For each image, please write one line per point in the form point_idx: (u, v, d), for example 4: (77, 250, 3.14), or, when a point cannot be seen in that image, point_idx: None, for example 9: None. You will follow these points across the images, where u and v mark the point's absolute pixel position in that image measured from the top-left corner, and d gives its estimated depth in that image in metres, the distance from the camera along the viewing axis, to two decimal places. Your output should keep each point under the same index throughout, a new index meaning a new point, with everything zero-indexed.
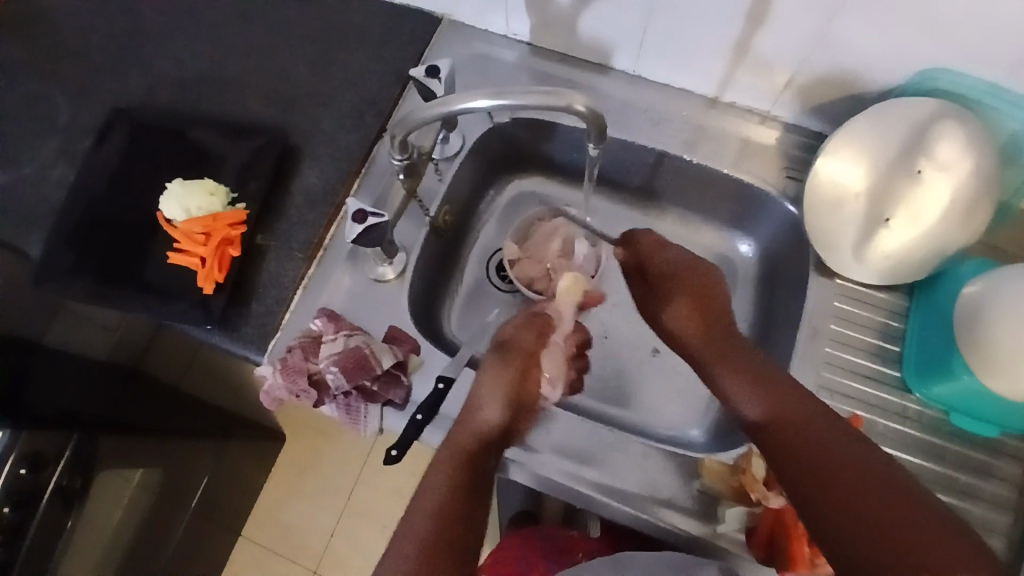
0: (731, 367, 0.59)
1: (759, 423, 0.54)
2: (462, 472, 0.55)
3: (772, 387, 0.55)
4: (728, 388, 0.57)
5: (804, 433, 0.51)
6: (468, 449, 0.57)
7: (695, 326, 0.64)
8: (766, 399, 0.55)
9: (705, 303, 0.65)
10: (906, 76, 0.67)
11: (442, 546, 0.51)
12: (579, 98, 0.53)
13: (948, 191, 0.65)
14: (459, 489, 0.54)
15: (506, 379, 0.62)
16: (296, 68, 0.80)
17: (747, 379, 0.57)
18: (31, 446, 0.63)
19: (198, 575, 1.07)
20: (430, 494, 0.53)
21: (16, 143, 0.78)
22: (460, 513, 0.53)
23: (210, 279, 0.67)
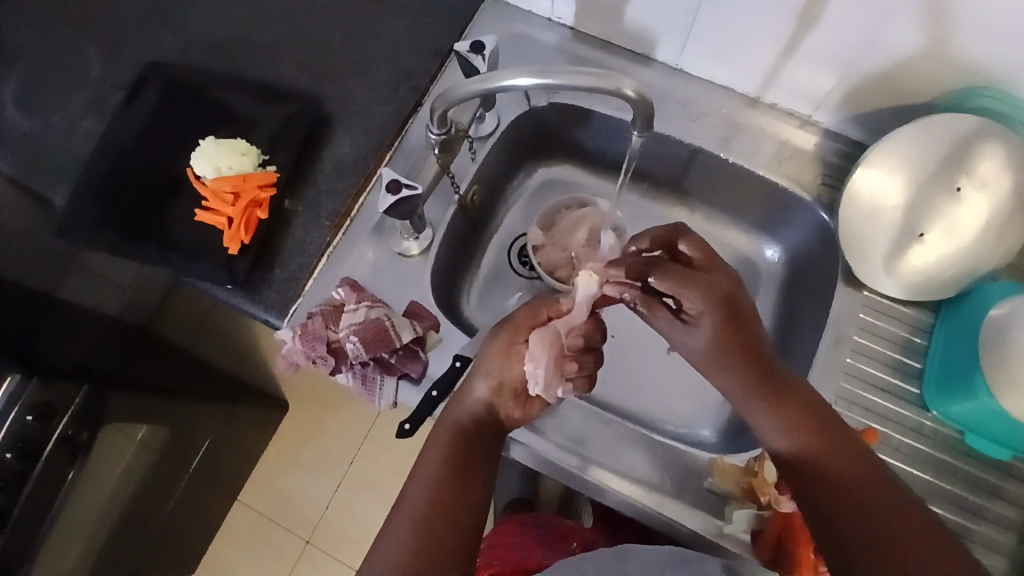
0: (763, 402, 0.53)
1: (790, 459, 0.52)
2: (460, 452, 0.53)
3: (804, 421, 0.52)
4: (761, 426, 0.54)
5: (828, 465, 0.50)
6: (467, 427, 0.55)
7: (729, 360, 0.53)
8: (801, 436, 0.52)
9: (743, 328, 0.54)
10: (951, 90, 0.66)
11: (435, 526, 0.50)
12: (628, 82, 0.53)
13: (985, 208, 0.65)
14: (457, 473, 0.52)
15: (494, 351, 0.57)
16: (335, 35, 0.80)
17: (780, 419, 0.52)
18: (41, 396, 0.65)
19: (195, 536, 1.08)
20: (431, 472, 0.52)
21: (49, 89, 0.77)
22: (457, 493, 0.52)
23: (236, 239, 0.67)
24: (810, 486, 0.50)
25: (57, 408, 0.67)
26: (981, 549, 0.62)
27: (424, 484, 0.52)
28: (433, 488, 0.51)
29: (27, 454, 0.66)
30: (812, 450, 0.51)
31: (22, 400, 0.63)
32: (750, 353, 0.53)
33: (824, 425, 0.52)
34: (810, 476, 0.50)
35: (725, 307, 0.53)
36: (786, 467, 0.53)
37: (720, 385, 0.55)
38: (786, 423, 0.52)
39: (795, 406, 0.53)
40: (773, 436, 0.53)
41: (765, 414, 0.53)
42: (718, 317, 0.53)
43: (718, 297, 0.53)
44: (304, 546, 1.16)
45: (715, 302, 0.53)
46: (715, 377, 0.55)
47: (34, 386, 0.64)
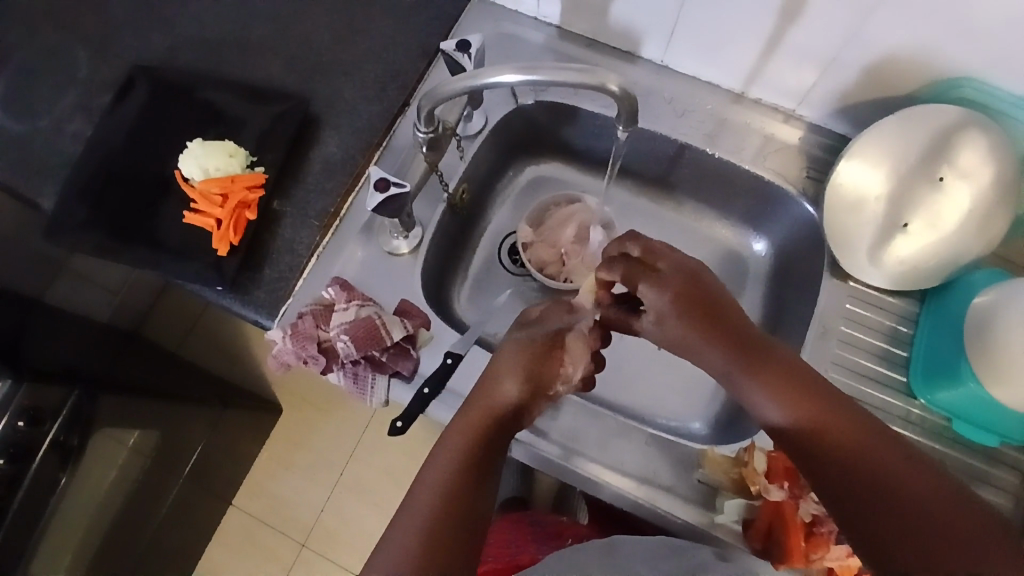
0: (752, 372, 0.51)
1: (789, 432, 0.49)
2: (474, 453, 0.50)
3: (793, 390, 0.50)
4: (753, 400, 0.52)
5: (841, 445, 0.46)
6: (484, 432, 0.52)
7: (707, 335, 0.53)
8: (797, 406, 0.49)
9: (716, 305, 0.54)
10: (932, 82, 0.67)
11: (443, 532, 0.45)
12: (613, 77, 0.54)
13: (968, 198, 0.66)
14: (466, 474, 0.48)
15: (528, 356, 0.58)
16: (321, 36, 0.80)
17: (770, 388, 0.50)
18: (30, 401, 0.63)
19: (188, 541, 1.07)
20: (436, 475, 0.48)
21: (35, 93, 0.77)
22: (466, 494, 0.47)
23: (226, 240, 0.67)
24: (824, 469, 0.46)
25: (48, 411, 0.66)
26: None
27: (432, 486, 0.47)
28: (444, 492, 0.47)
29: (18, 457, 0.64)
30: (814, 422, 0.48)
31: (13, 404, 0.61)
32: (729, 327, 0.54)
33: (830, 398, 0.49)
34: (819, 458, 0.47)
35: (688, 287, 0.55)
36: (788, 441, 0.49)
37: (708, 363, 0.55)
38: (777, 394, 0.50)
39: (786, 376, 0.51)
40: (767, 409, 0.51)
41: (754, 385, 0.51)
42: (689, 294, 0.54)
43: (678, 281, 0.55)
44: (300, 549, 1.16)
45: (678, 286, 0.55)
46: (703, 356, 0.55)
47: (24, 390, 0.62)
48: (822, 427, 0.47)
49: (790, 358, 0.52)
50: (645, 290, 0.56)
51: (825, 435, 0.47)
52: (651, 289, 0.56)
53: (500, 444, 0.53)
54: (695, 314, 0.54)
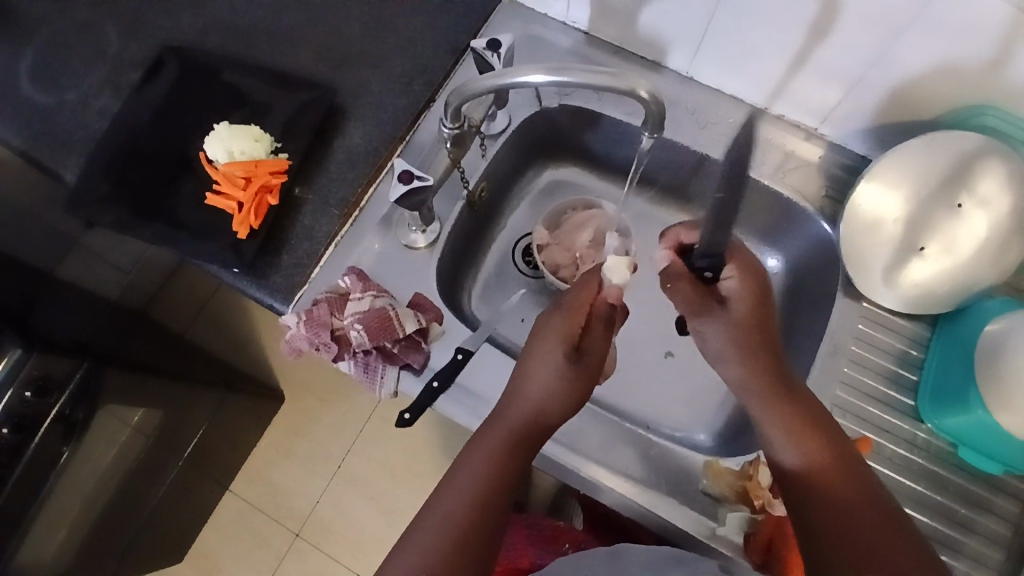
0: (771, 398, 0.53)
1: (796, 470, 0.50)
2: (505, 462, 0.49)
3: (808, 430, 0.51)
4: (768, 431, 0.53)
5: (827, 490, 0.48)
6: (526, 437, 0.52)
7: (749, 342, 0.54)
8: (809, 452, 0.50)
9: (768, 314, 0.55)
10: (955, 108, 0.67)
11: (468, 541, 0.45)
12: (642, 83, 0.55)
13: (984, 225, 0.67)
14: (498, 479, 0.48)
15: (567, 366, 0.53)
16: (351, 28, 0.81)
17: (784, 420, 0.52)
18: (39, 370, 0.63)
19: (184, 522, 1.08)
20: (466, 475, 0.48)
21: (66, 66, 0.78)
22: (496, 501, 0.47)
23: (245, 223, 0.67)
24: (806, 508, 0.48)
25: (55, 382, 0.66)
26: (968, 562, 0.63)
27: (459, 496, 0.47)
28: (473, 501, 0.47)
29: (24, 427, 0.64)
30: (819, 464, 0.49)
31: (20, 375, 0.61)
32: (767, 347, 0.54)
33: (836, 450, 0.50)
34: (802, 498, 0.49)
35: (757, 290, 0.54)
36: (789, 481, 0.50)
37: (727, 374, 0.55)
38: (796, 433, 0.51)
39: (802, 425, 0.52)
40: (782, 445, 0.51)
41: (766, 410, 0.53)
42: (747, 298, 0.54)
43: (752, 278, 0.54)
44: (293, 538, 1.16)
45: (748, 282, 0.54)
46: (727, 369, 0.55)
47: (34, 360, 0.62)
48: (818, 474, 0.49)
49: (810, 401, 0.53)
50: (730, 269, 0.54)
51: (815, 481, 0.49)
52: (736, 269, 0.54)
53: (529, 457, 0.51)
54: (750, 317, 0.54)
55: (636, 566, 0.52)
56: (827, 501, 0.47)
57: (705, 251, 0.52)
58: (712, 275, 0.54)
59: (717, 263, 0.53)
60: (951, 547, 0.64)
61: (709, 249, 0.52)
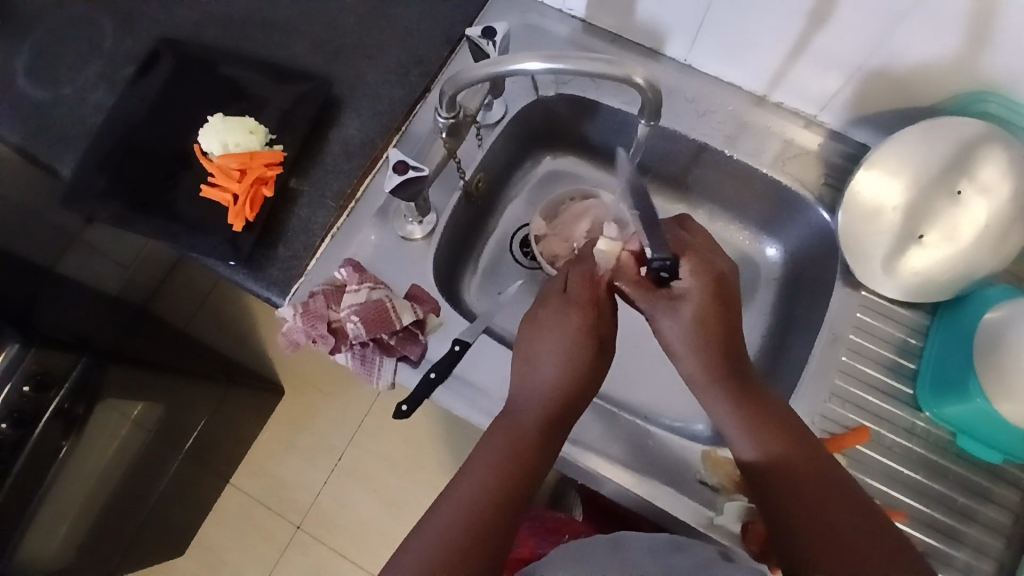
0: (725, 393, 0.53)
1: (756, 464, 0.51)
2: (524, 455, 0.50)
3: (767, 424, 0.52)
4: (727, 429, 0.53)
5: (796, 482, 0.48)
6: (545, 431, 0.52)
7: (705, 340, 0.54)
8: (770, 445, 0.51)
9: (728, 313, 0.54)
10: (957, 94, 0.67)
11: (486, 533, 0.45)
12: (639, 70, 0.54)
13: (986, 212, 0.66)
14: (515, 472, 0.48)
15: (582, 357, 0.54)
16: (346, 18, 0.80)
17: (741, 416, 0.52)
18: (38, 365, 0.64)
19: (187, 516, 1.08)
20: (484, 467, 0.48)
21: (61, 60, 0.77)
22: (514, 494, 0.48)
23: (241, 216, 0.67)
24: (770, 498, 0.49)
25: (55, 377, 0.67)
26: (968, 551, 0.63)
27: (470, 494, 0.47)
28: (491, 493, 0.47)
29: (25, 421, 0.65)
30: (780, 457, 0.50)
31: (19, 369, 0.62)
32: (729, 346, 0.54)
33: (806, 445, 0.51)
34: (768, 489, 0.49)
35: (714, 288, 0.54)
36: (754, 474, 0.51)
37: (685, 368, 0.55)
38: (755, 431, 0.51)
39: (763, 418, 0.52)
40: (740, 440, 0.52)
41: (722, 406, 0.53)
42: (704, 296, 0.54)
43: (709, 275, 0.54)
44: (295, 531, 1.16)
45: (704, 280, 0.54)
46: (684, 364, 0.55)
47: (32, 355, 0.63)
48: (786, 466, 0.49)
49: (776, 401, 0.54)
50: (684, 269, 0.55)
51: (780, 473, 0.49)
52: (692, 268, 0.54)
53: (546, 455, 0.51)
54: (706, 312, 0.53)
55: (639, 553, 0.51)
56: (796, 491, 0.48)
57: (657, 255, 0.54)
58: (667, 277, 0.55)
59: (670, 263, 0.54)
60: (951, 536, 0.64)
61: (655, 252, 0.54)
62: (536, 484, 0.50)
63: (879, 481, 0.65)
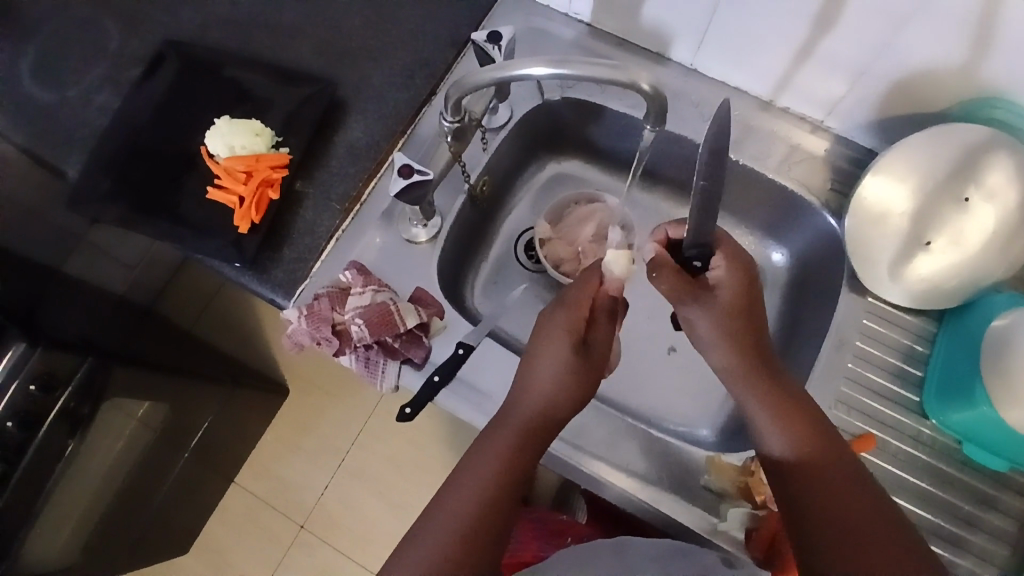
0: (756, 385, 0.52)
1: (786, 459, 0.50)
2: (516, 462, 0.49)
3: (798, 423, 0.51)
4: (759, 421, 0.52)
5: (823, 480, 0.48)
6: (534, 438, 0.51)
7: (737, 328, 0.53)
8: (803, 443, 0.50)
9: (756, 306, 0.54)
10: (963, 100, 0.66)
11: (476, 540, 0.45)
12: (644, 76, 0.54)
13: (991, 219, 0.66)
14: (507, 480, 0.48)
15: (571, 364, 0.53)
16: (351, 21, 0.80)
17: (772, 412, 0.51)
18: (43, 366, 0.64)
19: (191, 515, 1.09)
20: (474, 475, 0.48)
21: (69, 62, 0.78)
22: (505, 501, 0.47)
23: (247, 218, 0.67)
24: (798, 494, 0.48)
25: (60, 378, 0.66)
26: (973, 560, 0.63)
27: (466, 498, 0.47)
28: (481, 501, 0.47)
29: (30, 421, 0.65)
30: (811, 457, 0.49)
31: (26, 367, 0.62)
32: (756, 341, 0.54)
33: (830, 443, 0.50)
34: (796, 485, 0.48)
35: (745, 278, 0.54)
36: (780, 470, 0.50)
37: (714, 360, 0.54)
38: (787, 427, 0.51)
39: (794, 414, 0.51)
40: (772, 434, 0.51)
41: (758, 401, 0.52)
42: (737, 286, 0.53)
43: (740, 265, 0.53)
44: (299, 531, 1.17)
45: (736, 271, 0.53)
46: (713, 355, 0.54)
47: (38, 355, 0.63)
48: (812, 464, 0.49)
49: (804, 398, 0.53)
50: (718, 259, 0.54)
51: (813, 472, 0.48)
52: (725, 258, 0.53)
53: (538, 453, 0.51)
54: (736, 304, 0.53)
55: (640, 558, 0.51)
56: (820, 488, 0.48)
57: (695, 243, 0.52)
58: (701, 266, 0.54)
59: (706, 252, 0.53)
60: (956, 544, 0.63)
61: (697, 238, 0.52)
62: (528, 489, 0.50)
63: (883, 488, 0.65)
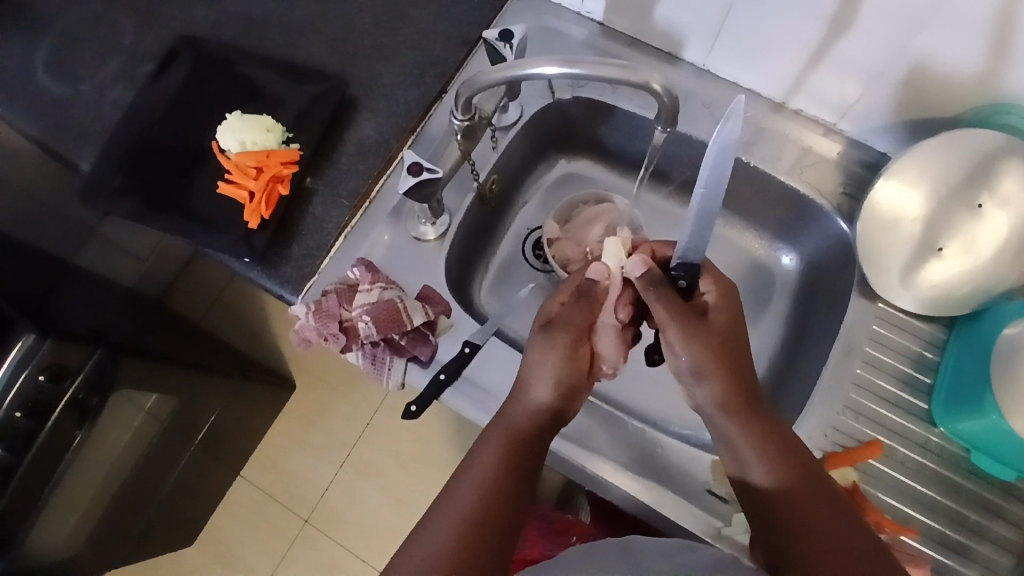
0: (742, 418, 0.51)
1: (766, 489, 0.49)
2: (518, 453, 0.50)
3: (780, 451, 0.50)
4: (741, 454, 0.51)
5: (798, 510, 0.47)
6: (532, 430, 0.52)
7: (723, 362, 0.52)
8: (781, 468, 0.49)
9: (737, 338, 0.53)
10: (979, 105, 0.65)
11: (484, 529, 0.45)
12: (656, 76, 0.54)
13: (1006, 225, 0.65)
14: (511, 470, 0.49)
15: (538, 346, 0.55)
16: (363, 19, 0.80)
17: (756, 444, 0.50)
18: (54, 356, 0.64)
19: (197, 507, 1.10)
20: (480, 466, 0.49)
21: (84, 56, 0.79)
22: (511, 492, 0.48)
23: (257, 214, 0.68)
24: (773, 521, 0.47)
25: (70, 369, 0.67)
26: (979, 569, 0.62)
27: (467, 499, 0.47)
28: (487, 491, 0.47)
29: (37, 412, 0.65)
30: (789, 485, 0.48)
31: (36, 359, 0.62)
32: (734, 361, 0.52)
33: (805, 466, 0.50)
34: (774, 514, 0.48)
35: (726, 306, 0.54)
36: (761, 501, 0.49)
37: (699, 395, 0.53)
38: (770, 456, 0.50)
39: (774, 441, 0.51)
40: (753, 465, 0.50)
41: (737, 430, 0.51)
42: (721, 314, 0.54)
43: (719, 294, 0.54)
44: (303, 524, 1.17)
45: (719, 298, 0.54)
46: (699, 390, 0.53)
47: (47, 347, 0.63)
48: (794, 490, 0.48)
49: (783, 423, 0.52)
50: (706, 282, 0.55)
51: (789, 499, 0.48)
52: (712, 282, 0.55)
53: (539, 455, 0.51)
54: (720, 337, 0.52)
55: (651, 555, 0.50)
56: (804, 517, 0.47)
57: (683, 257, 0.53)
58: (686, 285, 0.54)
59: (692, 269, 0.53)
60: (961, 553, 0.63)
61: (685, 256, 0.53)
62: (533, 483, 0.50)
63: (889, 495, 0.64)
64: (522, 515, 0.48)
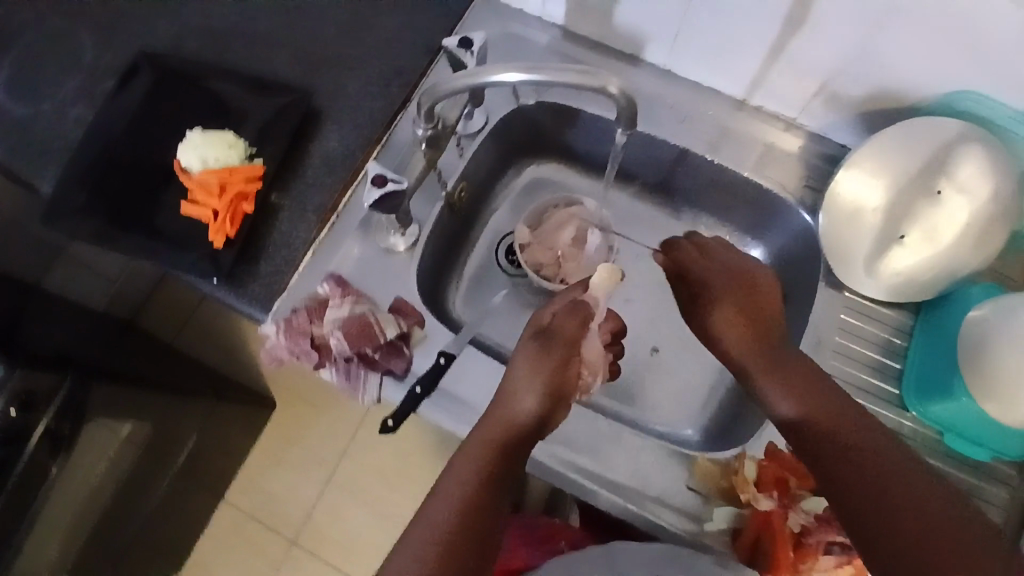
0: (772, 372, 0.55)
1: (794, 422, 0.53)
2: (493, 461, 0.49)
3: (804, 383, 0.54)
4: (768, 395, 0.55)
5: (836, 434, 0.50)
6: (509, 439, 0.51)
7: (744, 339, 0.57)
8: (803, 399, 0.53)
9: (760, 320, 0.58)
10: (932, 95, 0.67)
11: (461, 543, 0.45)
12: (614, 80, 0.54)
13: (965, 211, 0.66)
14: (487, 481, 0.48)
15: (533, 361, 0.54)
16: (324, 29, 0.80)
17: (783, 385, 0.54)
18: (25, 385, 0.60)
19: (180, 534, 1.07)
20: (456, 479, 0.48)
21: (40, 77, 0.77)
22: (487, 502, 0.47)
23: (222, 232, 0.67)
24: (818, 451, 0.50)
25: (39, 398, 0.63)
26: None
27: (441, 517, 0.46)
28: (463, 504, 0.46)
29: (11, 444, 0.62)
30: (819, 413, 0.52)
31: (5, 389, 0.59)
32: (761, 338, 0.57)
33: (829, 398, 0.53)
34: (814, 443, 0.51)
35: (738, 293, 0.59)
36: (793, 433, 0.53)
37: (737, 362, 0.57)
38: (795, 390, 0.54)
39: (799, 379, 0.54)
40: (779, 401, 0.54)
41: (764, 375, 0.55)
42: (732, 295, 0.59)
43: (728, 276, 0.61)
44: (289, 546, 1.15)
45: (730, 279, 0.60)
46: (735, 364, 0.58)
47: (16, 377, 0.59)
48: (819, 422, 0.52)
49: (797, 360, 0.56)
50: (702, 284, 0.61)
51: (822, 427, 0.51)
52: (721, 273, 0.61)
53: (515, 463, 0.50)
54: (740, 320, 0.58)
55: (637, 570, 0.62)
56: (834, 448, 0.50)
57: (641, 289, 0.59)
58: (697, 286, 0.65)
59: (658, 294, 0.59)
60: None
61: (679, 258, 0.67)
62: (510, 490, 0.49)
63: None
64: (500, 526, 0.47)
